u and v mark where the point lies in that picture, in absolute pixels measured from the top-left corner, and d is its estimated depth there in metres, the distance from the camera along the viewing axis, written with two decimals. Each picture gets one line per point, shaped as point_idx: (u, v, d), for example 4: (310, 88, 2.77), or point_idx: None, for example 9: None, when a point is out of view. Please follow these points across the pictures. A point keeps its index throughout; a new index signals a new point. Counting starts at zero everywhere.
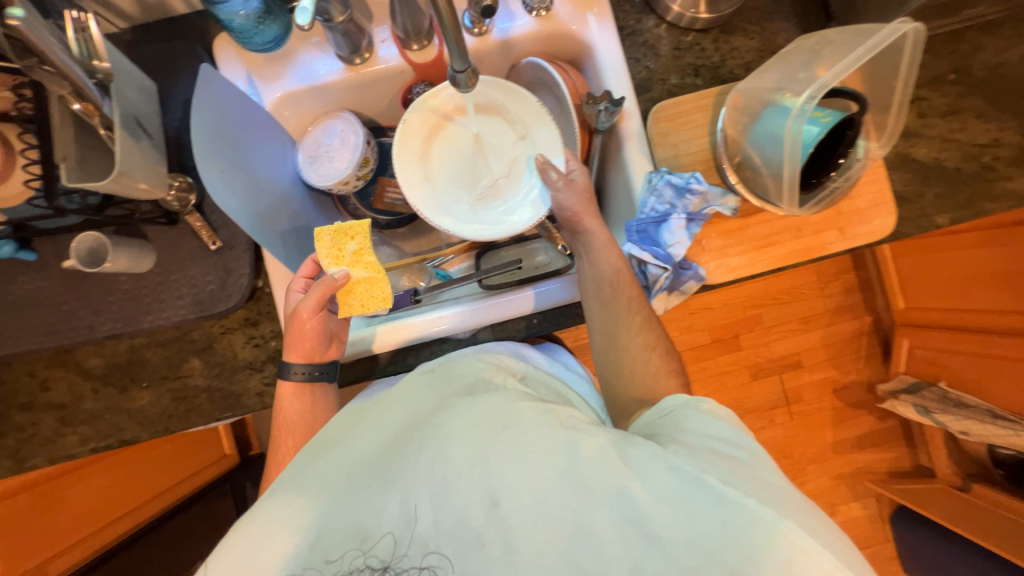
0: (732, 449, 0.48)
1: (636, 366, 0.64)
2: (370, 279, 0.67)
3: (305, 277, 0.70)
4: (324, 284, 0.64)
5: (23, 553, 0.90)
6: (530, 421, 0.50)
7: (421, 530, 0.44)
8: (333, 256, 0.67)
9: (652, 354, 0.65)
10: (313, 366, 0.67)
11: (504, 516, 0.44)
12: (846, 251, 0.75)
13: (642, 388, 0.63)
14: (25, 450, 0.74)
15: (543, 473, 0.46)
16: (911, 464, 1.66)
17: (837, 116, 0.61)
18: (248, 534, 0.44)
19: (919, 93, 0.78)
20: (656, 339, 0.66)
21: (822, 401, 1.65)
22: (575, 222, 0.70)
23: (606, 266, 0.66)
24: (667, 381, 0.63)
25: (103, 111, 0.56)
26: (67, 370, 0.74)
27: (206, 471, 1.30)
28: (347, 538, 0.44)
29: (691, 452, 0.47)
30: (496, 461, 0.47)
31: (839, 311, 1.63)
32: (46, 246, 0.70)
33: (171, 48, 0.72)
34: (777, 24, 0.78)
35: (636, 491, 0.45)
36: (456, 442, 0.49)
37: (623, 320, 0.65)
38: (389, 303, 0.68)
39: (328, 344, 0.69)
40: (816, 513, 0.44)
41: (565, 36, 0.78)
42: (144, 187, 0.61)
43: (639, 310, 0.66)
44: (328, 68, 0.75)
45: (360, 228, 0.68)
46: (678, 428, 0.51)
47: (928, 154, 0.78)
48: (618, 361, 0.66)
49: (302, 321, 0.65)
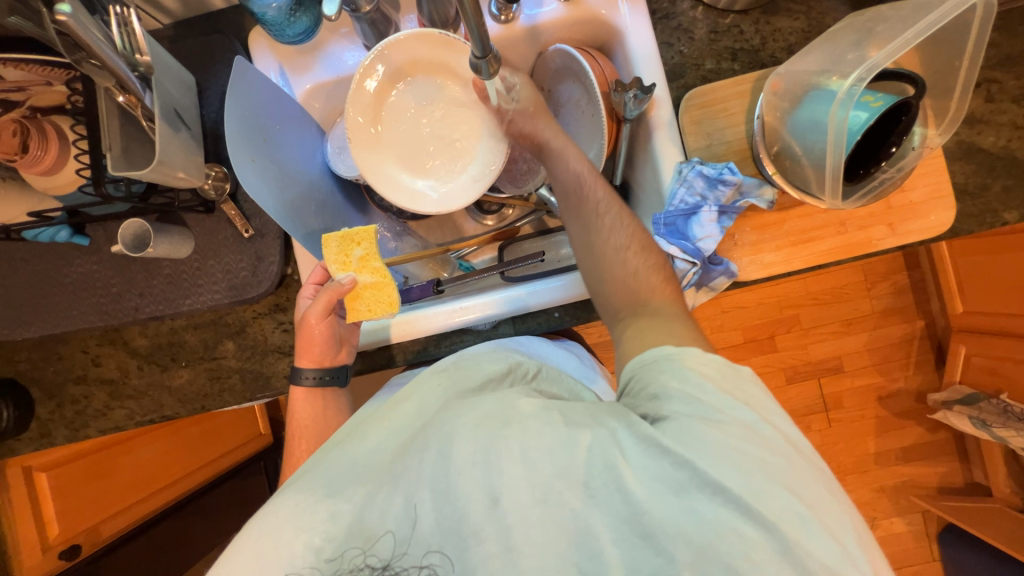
0: (731, 416, 0.43)
1: (615, 270, 0.56)
2: (376, 283, 0.69)
3: (314, 283, 0.73)
4: (331, 289, 0.68)
5: (77, 516, 1.01)
6: (532, 417, 0.47)
7: (421, 529, 0.44)
8: (340, 261, 0.69)
9: (631, 256, 0.56)
10: (323, 371, 0.69)
11: (504, 515, 0.43)
12: (896, 248, 0.69)
13: (626, 293, 0.55)
14: (79, 421, 0.80)
15: (542, 469, 0.43)
16: (964, 480, 1.54)
17: (890, 99, 0.55)
18: (256, 530, 0.46)
19: (989, 75, 0.71)
20: (633, 234, 0.57)
21: (864, 409, 1.55)
22: (533, 127, 0.66)
23: (569, 174, 0.61)
24: (652, 278, 0.55)
25: (144, 103, 0.58)
26: (116, 348, 0.80)
27: (241, 449, 1.37)
28: (350, 537, 0.45)
29: (681, 425, 0.42)
30: (494, 456, 0.45)
31: (887, 314, 1.53)
32: (97, 232, 0.75)
33: (210, 43, 0.75)
34: (825, 2, 0.73)
35: (632, 483, 0.42)
36: (454, 439, 0.47)
37: (592, 221, 0.58)
38: (394, 307, 0.70)
39: (338, 348, 0.71)
40: (831, 505, 0.41)
41: (594, 21, 0.75)
42: (182, 176, 0.64)
43: (611, 206, 0.58)
44: (357, 59, 0.77)
45: (366, 234, 0.71)
46: (663, 381, 0.46)
47: (997, 143, 0.70)
48: (595, 268, 0.57)
49: (310, 326, 0.68)
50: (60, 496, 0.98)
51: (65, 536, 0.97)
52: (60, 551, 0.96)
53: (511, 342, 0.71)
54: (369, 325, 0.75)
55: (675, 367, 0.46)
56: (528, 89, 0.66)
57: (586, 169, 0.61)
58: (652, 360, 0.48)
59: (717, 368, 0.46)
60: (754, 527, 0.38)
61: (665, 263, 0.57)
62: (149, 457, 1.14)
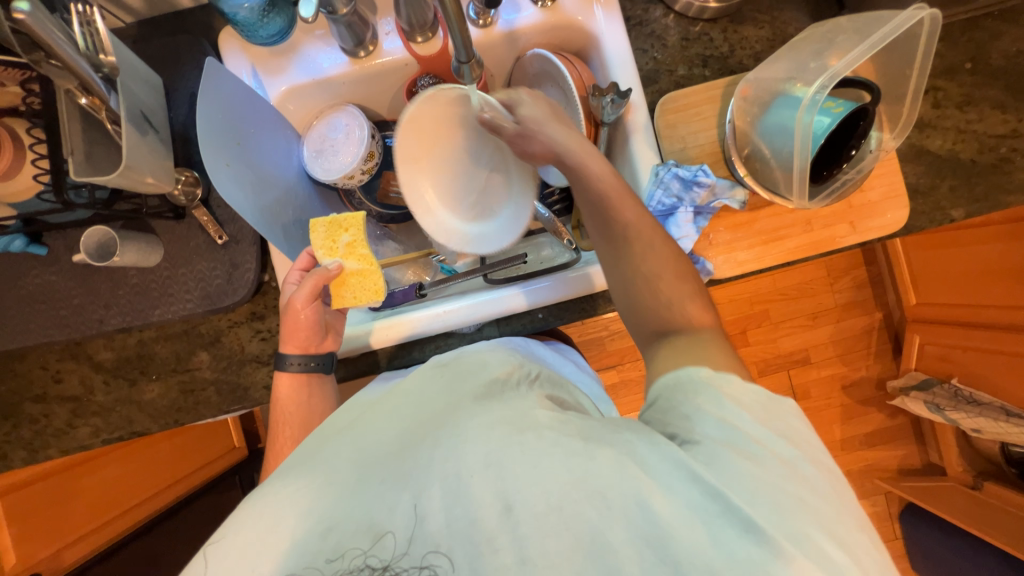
0: (769, 447, 0.43)
1: (650, 302, 0.55)
2: (362, 271, 0.69)
3: (300, 269, 0.71)
4: (318, 274, 0.67)
5: (36, 543, 0.94)
6: (549, 426, 0.47)
7: (428, 531, 0.43)
8: (327, 247, 0.69)
9: (663, 284, 0.55)
10: (309, 357, 0.68)
11: (517, 523, 0.42)
12: (857, 245, 0.73)
13: (660, 323, 0.54)
14: (39, 441, 0.76)
15: (559, 477, 0.43)
16: (922, 461, 1.64)
17: (849, 106, 0.59)
18: (254, 514, 0.45)
19: (934, 83, 0.76)
20: (668, 259, 0.56)
21: (830, 397, 1.63)
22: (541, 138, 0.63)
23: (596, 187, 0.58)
24: (688, 307, 0.54)
25: (109, 105, 0.56)
26: (78, 363, 0.75)
27: (218, 462, 1.33)
28: (353, 534, 0.43)
29: (712, 451, 0.43)
30: (510, 462, 0.44)
31: (848, 306, 1.61)
32: (56, 240, 0.71)
33: (177, 43, 0.72)
34: (788, 12, 0.77)
35: (655, 501, 0.41)
36: (469, 443, 0.47)
37: (624, 250, 0.57)
38: (381, 295, 0.70)
39: (324, 335, 0.70)
40: (868, 552, 0.40)
41: (571, 27, 0.77)
42: (151, 181, 0.62)
43: (642, 232, 0.57)
44: (333, 62, 0.75)
45: (354, 220, 0.69)
46: (699, 402, 0.45)
47: (943, 146, 0.76)
48: (624, 293, 0.57)
49: (296, 311, 0.66)
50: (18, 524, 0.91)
51: (23, 566, 0.90)
52: None
53: (506, 342, 0.71)
54: (351, 329, 0.74)
55: (713, 395, 0.45)
56: (532, 99, 0.65)
57: (611, 186, 0.59)
58: (686, 380, 0.47)
59: (756, 397, 0.46)
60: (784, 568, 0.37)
61: (697, 284, 0.56)
62: (115, 476, 1.10)
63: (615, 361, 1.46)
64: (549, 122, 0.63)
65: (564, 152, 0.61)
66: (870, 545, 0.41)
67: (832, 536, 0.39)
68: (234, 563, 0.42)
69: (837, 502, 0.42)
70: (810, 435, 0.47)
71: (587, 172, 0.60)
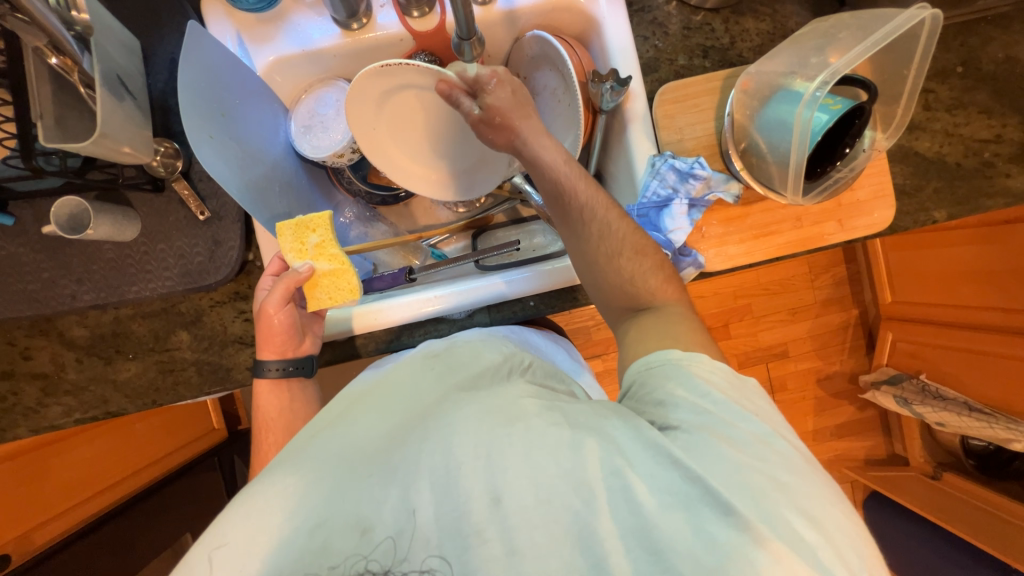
0: (743, 428, 0.45)
1: (611, 278, 0.58)
2: (335, 271, 0.67)
3: (272, 273, 0.69)
4: (289, 278, 0.65)
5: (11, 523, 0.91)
6: (537, 416, 0.47)
7: (419, 528, 0.43)
8: (296, 249, 0.67)
9: (623, 260, 0.58)
10: (287, 362, 0.67)
11: (506, 515, 0.42)
12: (844, 243, 0.75)
13: (623, 296, 0.58)
14: (6, 420, 0.72)
15: (548, 469, 0.44)
16: (887, 452, 1.72)
17: (847, 103, 0.59)
18: (242, 516, 0.44)
19: (927, 85, 0.78)
20: (629, 236, 0.58)
21: (806, 390, 1.69)
22: (507, 131, 0.60)
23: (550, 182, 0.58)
24: (648, 279, 0.58)
25: (82, 66, 0.53)
26: (49, 340, 0.72)
27: (194, 445, 1.33)
28: (343, 531, 0.42)
29: (690, 437, 0.44)
30: (501, 455, 0.44)
31: (828, 303, 1.66)
32: (24, 210, 0.67)
33: (157, 3, 0.68)
34: (790, 6, 0.76)
35: (641, 493, 0.42)
36: (459, 435, 0.46)
37: (582, 232, 0.58)
38: (356, 294, 0.68)
39: (301, 337, 0.68)
40: (848, 528, 0.41)
41: (572, 10, 0.75)
42: (128, 151, 0.58)
43: (598, 209, 0.58)
44: (323, 33, 0.72)
45: (321, 220, 0.67)
46: (674, 387, 0.48)
47: (930, 148, 0.77)
48: (588, 270, 0.60)
49: (269, 316, 0.65)
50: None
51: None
52: None
53: (498, 331, 0.71)
54: (333, 314, 0.73)
55: (683, 377, 0.49)
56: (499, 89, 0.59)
57: (571, 172, 0.58)
58: (659, 365, 0.51)
59: (722, 378, 0.49)
60: (761, 552, 0.38)
61: (661, 262, 0.59)
62: (86, 457, 1.07)
63: (602, 350, 1.47)
64: (515, 121, 0.59)
65: (520, 145, 0.59)
66: (849, 519, 0.42)
67: (812, 522, 0.40)
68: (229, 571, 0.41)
69: (808, 475, 0.43)
70: (775, 411, 0.49)
71: (545, 161, 0.58)
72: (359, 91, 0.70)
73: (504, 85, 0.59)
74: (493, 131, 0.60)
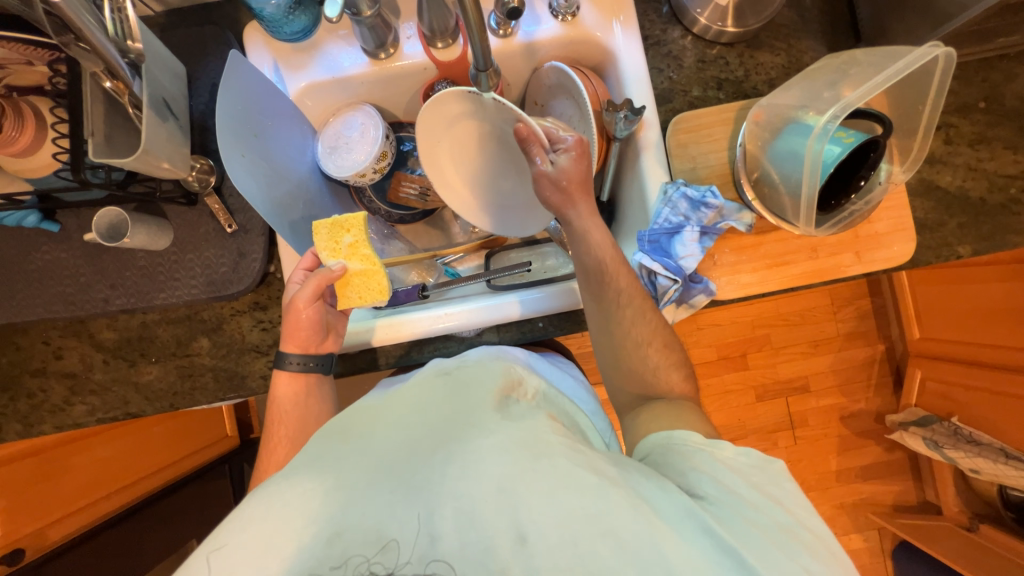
0: (768, 512, 0.45)
1: (634, 364, 0.63)
2: (366, 271, 0.69)
3: (305, 269, 0.71)
4: (321, 275, 0.67)
5: (18, 521, 0.92)
6: (564, 455, 0.48)
7: (440, 552, 0.43)
8: (331, 248, 0.69)
9: (649, 350, 0.63)
10: (309, 357, 0.68)
11: (531, 555, 0.42)
12: (862, 275, 0.73)
13: (643, 385, 0.63)
14: (33, 416, 0.76)
15: (574, 512, 0.43)
16: (917, 498, 1.62)
17: (860, 137, 0.59)
18: (262, 510, 0.46)
19: (947, 120, 0.77)
20: (655, 329, 0.64)
21: (828, 427, 1.62)
22: (562, 201, 0.66)
23: (589, 258, 0.64)
24: (670, 375, 0.63)
25: (132, 90, 0.57)
26: (80, 340, 0.76)
27: (207, 451, 1.36)
28: (360, 542, 0.44)
29: (719, 509, 0.45)
30: (527, 491, 0.45)
31: (851, 337, 1.61)
32: (69, 218, 0.72)
33: (203, 34, 0.74)
34: (805, 42, 0.78)
35: (671, 552, 0.42)
36: (486, 464, 0.47)
37: (614, 315, 0.63)
38: (385, 294, 0.70)
39: (324, 335, 0.70)
40: None
41: (589, 43, 0.78)
42: (166, 166, 0.63)
43: (633, 299, 0.63)
44: (353, 61, 0.77)
45: (355, 221, 0.69)
46: (696, 464, 0.49)
47: (953, 182, 0.76)
48: (614, 352, 0.64)
49: (298, 311, 0.67)
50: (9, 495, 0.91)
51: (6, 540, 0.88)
52: (3, 556, 0.87)
53: (507, 352, 0.71)
54: (354, 326, 0.75)
55: (707, 458, 0.49)
56: (569, 161, 0.66)
57: (609, 257, 0.64)
58: (678, 442, 0.52)
59: (744, 462, 0.49)
60: None
61: (681, 359, 0.64)
62: (101, 457, 1.09)
63: None
64: (577, 194, 0.66)
65: (572, 218, 0.65)
66: None
67: None
68: (238, 560, 0.43)
69: (830, 560, 0.44)
70: (801, 492, 0.49)
71: (591, 240, 0.65)
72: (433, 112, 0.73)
73: (583, 154, 0.67)
74: (556, 190, 0.66)
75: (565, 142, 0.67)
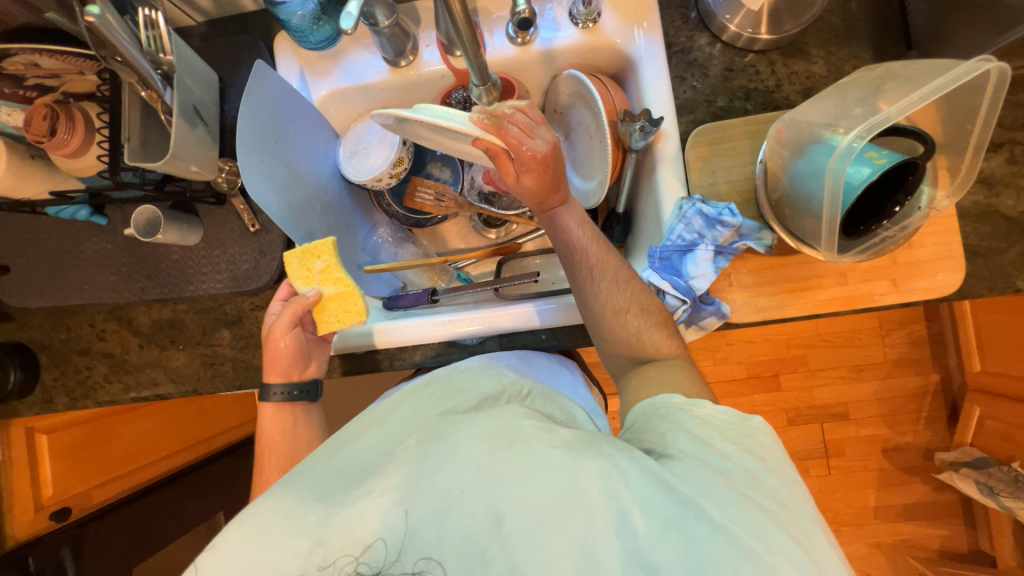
0: (738, 462, 0.46)
1: (618, 333, 0.62)
2: (341, 295, 0.70)
3: (282, 298, 0.74)
4: (296, 303, 0.68)
5: (70, 481, 1.03)
6: (536, 438, 0.47)
7: (421, 539, 0.43)
8: (304, 276, 0.70)
9: (630, 318, 0.61)
10: (291, 386, 0.69)
11: (508, 536, 0.42)
12: (899, 305, 0.67)
13: (631, 350, 0.62)
14: (79, 391, 0.84)
15: (545, 489, 0.44)
16: (967, 546, 1.48)
17: (894, 158, 0.53)
18: (243, 533, 0.45)
19: (1015, 136, 0.68)
20: (632, 295, 0.61)
21: (867, 459, 1.50)
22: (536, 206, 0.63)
23: (565, 235, 0.63)
24: (654, 338, 0.61)
25: (164, 99, 0.62)
26: (121, 325, 0.83)
27: (238, 429, 1.43)
28: (341, 547, 0.43)
29: (683, 463, 0.45)
30: (501, 473, 0.45)
31: (899, 364, 1.48)
32: (116, 213, 0.78)
33: (238, 42, 0.77)
34: (847, 49, 0.72)
35: (637, 518, 0.42)
36: (460, 450, 0.47)
37: (589, 287, 0.62)
38: (362, 316, 0.70)
39: (306, 361, 0.71)
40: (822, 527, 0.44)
41: (610, 50, 0.76)
42: (194, 169, 0.67)
43: (607, 271, 0.61)
44: (372, 69, 0.79)
45: (324, 246, 0.70)
46: (675, 424, 0.50)
47: (1016, 207, 0.68)
48: (595, 322, 0.63)
49: (275, 339, 0.68)
50: (56, 458, 1.00)
51: (58, 497, 1.00)
52: (51, 512, 0.98)
53: (515, 361, 0.70)
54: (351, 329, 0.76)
55: (685, 416, 0.50)
56: (529, 180, 0.59)
57: (583, 235, 0.63)
58: (662, 406, 0.53)
59: (725, 418, 0.50)
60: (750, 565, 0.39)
61: None
62: (152, 428, 1.20)
63: None
64: (546, 197, 0.61)
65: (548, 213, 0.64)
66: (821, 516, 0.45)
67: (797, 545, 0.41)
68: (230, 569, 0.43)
69: (795, 501, 0.44)
70: (779, 447, 0.49)
71: (565, 228, 0.63)
72: (410, 127, 0.65)
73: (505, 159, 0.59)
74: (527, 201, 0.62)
75: (531, 150, 0.57)
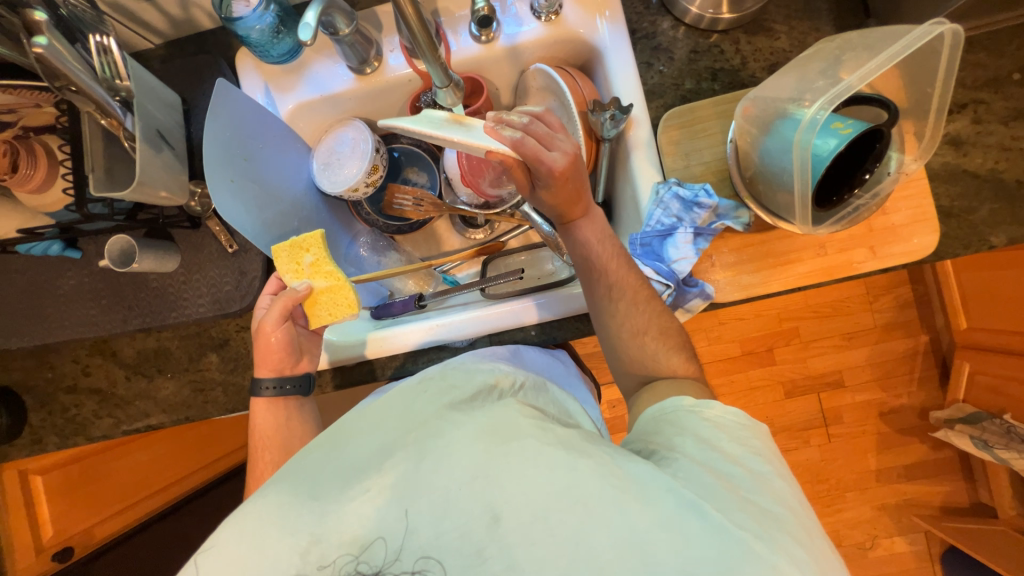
0: (744, 465, 0.46)
1: (631, 354, 0.61)
2: (332, 287, 0.69)
3: (272, 293, 0.73)
4: (286, 296, 0.68)
5: (68, 522, 1.05)
6: (533, 435, 0.47)
7: (417, 541, 0.43)
8: (294, 270, 0.70)
9: (646, 340, 0.61)
10: (283, 380, 0.68)
11: (504, 534, 0.42)
12: (879, 271, 0.68)
13: (621, 347, 0.62)
14: (68, 429, 0.82)
15: (545, 487, 0.43)
16: (968, 500, 1.50)
17: (859, 127, 0.54)
18: (236, 535, 0.45)
19: (977, 96, 0.69)
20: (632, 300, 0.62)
21: (864, 424, 1.52)
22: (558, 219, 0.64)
23: (586, 250, 0.63)
24: (642, 328, 0.61)
25: (125, 126, 0.61)
26: (105, 358, 0.82)
27: None
28: (339, 545, 0.44)
29: (687, 466, 0.46)
30: (500, 473, 0.44)
31: (888, 328, 1.50)
32: (89, 246, 0.77)
33: (198, 62, 0.76)
34: (809, 22, 0.72)
35: (637, 515, 0.41)
36: (456, 454, 0.46)
37: (607, 306, 0.62)
38: (354, 308, 0.70)
39: (298, 356, 0.70)
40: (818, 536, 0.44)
41: (575, 40, 0.76)
42: (164, 195, 0.66)
43: (626, 291, 0.61)
44: (338, 79, 0.78)
45: (312, 240, 0.70)
46: (681, 427, 0.50)
47: (984, 164, 0.69)
48: (607, 341, 0.63)
49: (267, 334, 0.67)
50: (54, 499, 1.02)
51: (58, 539, 1.02)
52: (53, 554, 1.02)
53: (507, 357, 0.70)
54: (339, 339, 0.77)
55: (693, 419, 0.51)
56: (546, 191, 0.60)
57: (604, 251, 0.63)
58: (671, 410, 0.53)
59: (732, 420, 0.51)
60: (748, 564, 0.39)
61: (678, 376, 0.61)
62: (145, 460, 1.14)
63: None
64: (570, 209, 0.62)
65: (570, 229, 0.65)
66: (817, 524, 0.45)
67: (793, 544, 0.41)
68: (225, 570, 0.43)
69: (795, 507, 0.45)
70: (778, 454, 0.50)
71: (583, 240, 0.64)
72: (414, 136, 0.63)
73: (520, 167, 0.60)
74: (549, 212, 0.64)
75: (547, 165, 0.57)
